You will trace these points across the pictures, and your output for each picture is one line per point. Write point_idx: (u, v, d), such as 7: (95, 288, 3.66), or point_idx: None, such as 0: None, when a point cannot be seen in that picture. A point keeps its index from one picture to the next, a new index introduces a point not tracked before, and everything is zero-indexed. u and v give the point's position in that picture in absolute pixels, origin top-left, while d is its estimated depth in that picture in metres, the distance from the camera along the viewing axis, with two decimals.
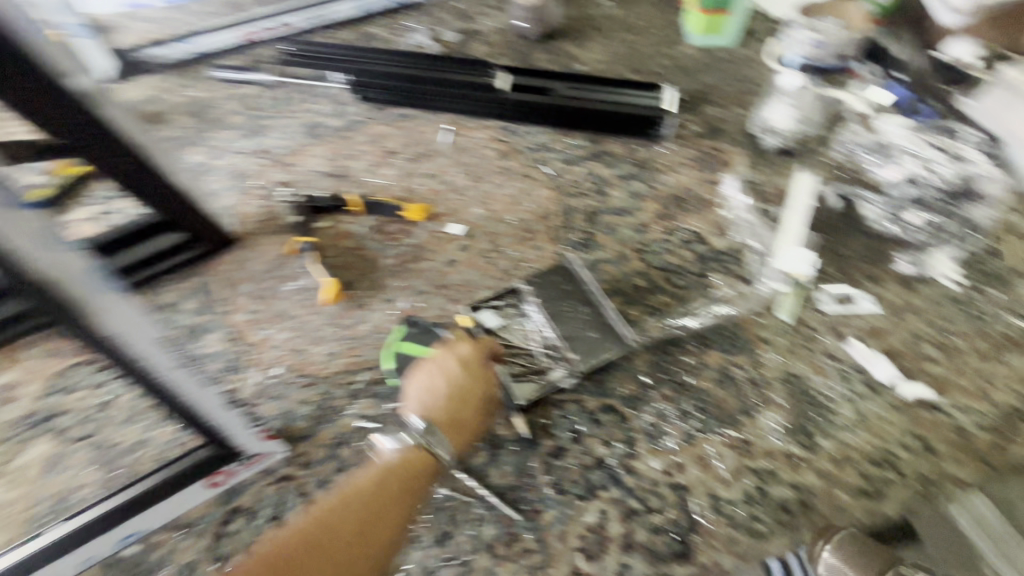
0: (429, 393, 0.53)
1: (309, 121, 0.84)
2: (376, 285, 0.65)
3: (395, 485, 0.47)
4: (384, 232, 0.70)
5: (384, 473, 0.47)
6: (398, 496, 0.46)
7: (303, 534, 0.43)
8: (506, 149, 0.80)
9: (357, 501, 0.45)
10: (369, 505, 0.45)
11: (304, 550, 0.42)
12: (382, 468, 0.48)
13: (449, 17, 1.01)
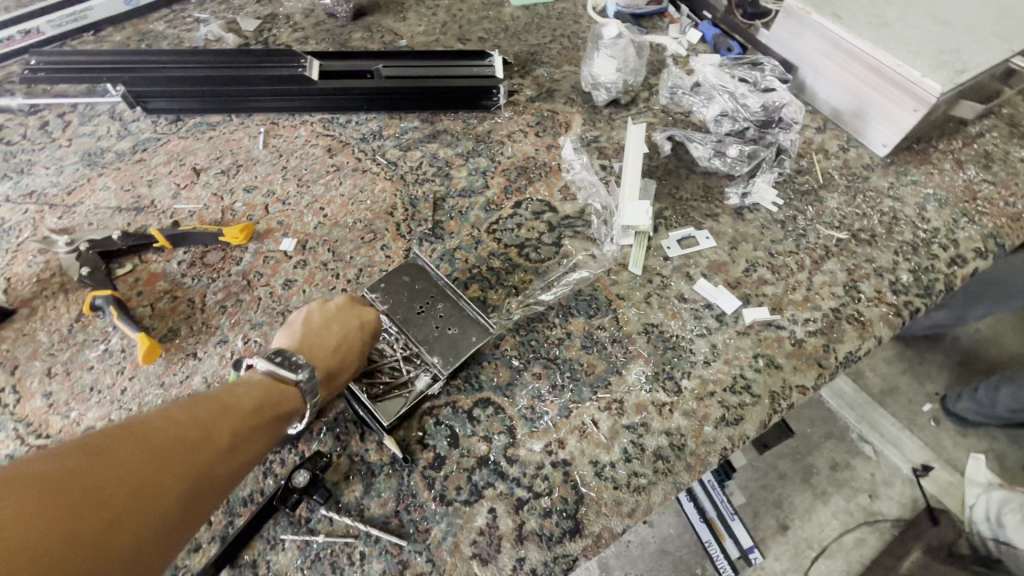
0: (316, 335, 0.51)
1: (86, 148, 0.71)
2: (204, 327, 0.57)
3: (274, 403, 0.45)
4: (204, 264, 0.61)
5: (237, 439, 0.42)
6: (274, 414, 0.45)
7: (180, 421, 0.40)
8: (334, 144, 0.73)
9: (198, 460, 0.39)
10: (206, 472, 0.39)
11: (113, 486, 0.35)
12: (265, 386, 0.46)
13: (244, 2, 0.89)
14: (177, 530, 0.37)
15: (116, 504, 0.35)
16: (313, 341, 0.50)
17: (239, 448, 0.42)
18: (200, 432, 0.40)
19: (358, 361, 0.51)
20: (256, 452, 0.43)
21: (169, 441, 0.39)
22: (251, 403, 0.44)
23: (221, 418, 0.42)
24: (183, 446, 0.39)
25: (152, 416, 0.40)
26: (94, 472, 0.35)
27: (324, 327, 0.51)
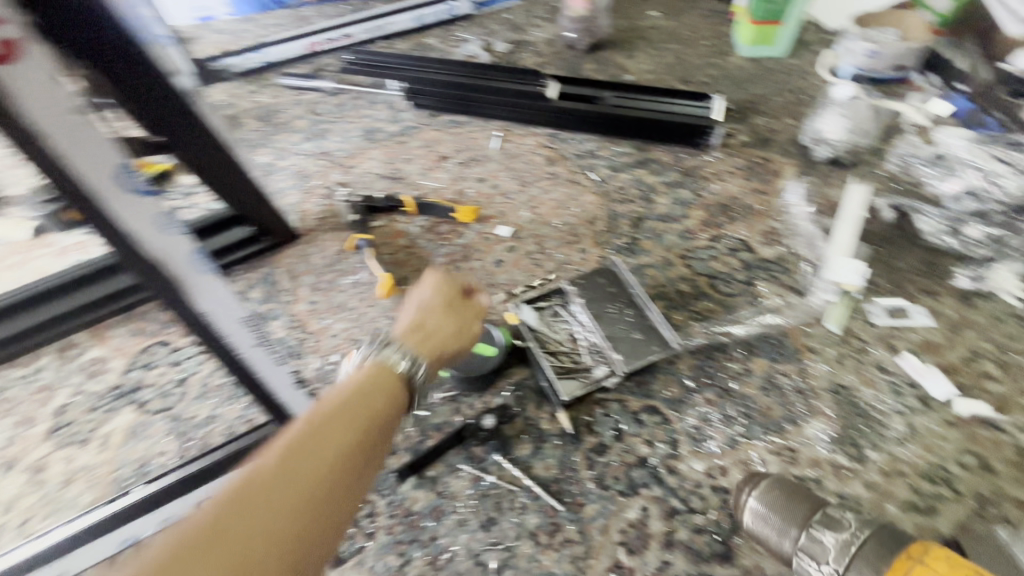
0: (419, 324, 0.52)
1: (367, 126, 0.89)
2: (427, 281, 0.68)
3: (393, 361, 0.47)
4: (435, 232, 0.73)
5: (374, 387, 0.44)
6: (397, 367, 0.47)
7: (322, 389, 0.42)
8: (554, 155, 0.82)
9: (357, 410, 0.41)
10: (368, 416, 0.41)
11: (301, 446, 0.37)
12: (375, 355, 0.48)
13: (500, 29, 1.05)
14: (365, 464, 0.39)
15: (317, 451, 0.37)
16: (418, 330, 0.52)
17: (392, 377, 0.44)
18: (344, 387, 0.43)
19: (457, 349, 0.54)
20: (402, 394, 0.45)
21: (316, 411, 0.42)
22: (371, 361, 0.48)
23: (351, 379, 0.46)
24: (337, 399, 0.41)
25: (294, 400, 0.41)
26: (282, 442, 0.37)
27: (421, 317, 0.53)
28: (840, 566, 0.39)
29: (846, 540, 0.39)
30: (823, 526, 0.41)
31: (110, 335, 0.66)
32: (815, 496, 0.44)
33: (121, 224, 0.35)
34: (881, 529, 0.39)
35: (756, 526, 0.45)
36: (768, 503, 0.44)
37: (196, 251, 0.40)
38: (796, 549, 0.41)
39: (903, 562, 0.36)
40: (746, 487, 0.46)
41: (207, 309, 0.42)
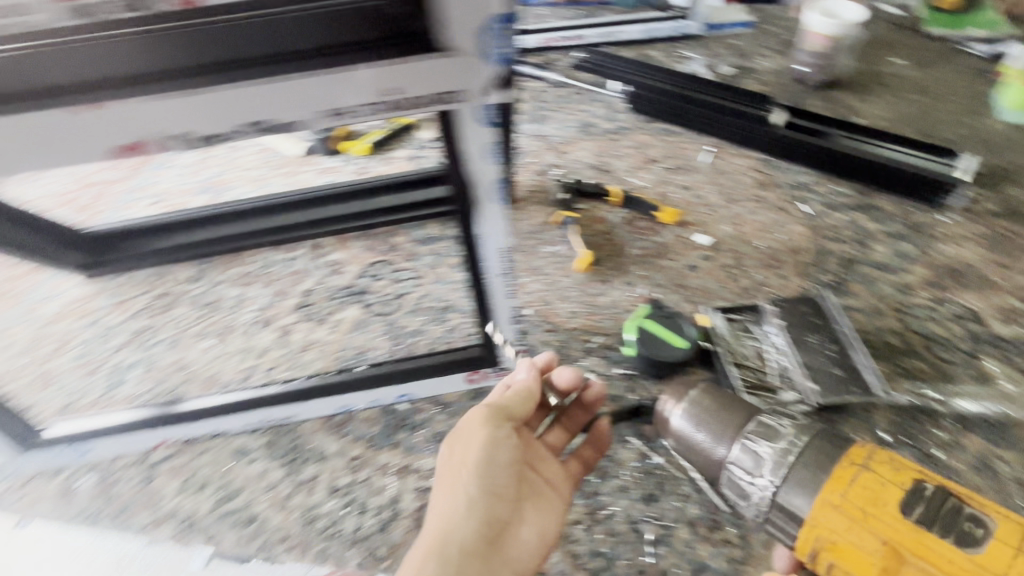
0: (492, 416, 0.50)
1: (583, 119, 0.96)
2: (620, 267, 0.72)
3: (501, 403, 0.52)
4: (634, 225, 0.77)
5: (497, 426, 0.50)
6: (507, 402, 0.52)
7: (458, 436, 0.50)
8: (764, 181, 0.82)
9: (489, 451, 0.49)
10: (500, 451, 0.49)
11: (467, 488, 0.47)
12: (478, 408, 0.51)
13: (726, 52, 1.07)
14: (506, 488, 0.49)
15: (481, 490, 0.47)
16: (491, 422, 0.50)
17: (501, 411, 0.49)
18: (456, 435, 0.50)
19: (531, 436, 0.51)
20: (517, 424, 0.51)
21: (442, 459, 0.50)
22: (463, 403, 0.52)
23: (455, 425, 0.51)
24: (458, 452, 0.48)
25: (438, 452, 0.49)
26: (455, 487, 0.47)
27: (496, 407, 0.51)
28: (777, 479, 0.44)
29: (781, 451, 0.45)
30: (764, 440, 0.46)
31: (349, 245, 0.80)
32: (739, 407, 0.49)
33: (460, 141, 0.41)
34: (814, 441, 0.44)
35: (688, 432, 0.50)
36: (695, 413, 0.50)
37: (498, 182, 0.44)
38: (729, 459, 0.47)
39: (849, 472, 0.42)
40: (668, 398, 0.52)
41: (485, 229, 0.47)
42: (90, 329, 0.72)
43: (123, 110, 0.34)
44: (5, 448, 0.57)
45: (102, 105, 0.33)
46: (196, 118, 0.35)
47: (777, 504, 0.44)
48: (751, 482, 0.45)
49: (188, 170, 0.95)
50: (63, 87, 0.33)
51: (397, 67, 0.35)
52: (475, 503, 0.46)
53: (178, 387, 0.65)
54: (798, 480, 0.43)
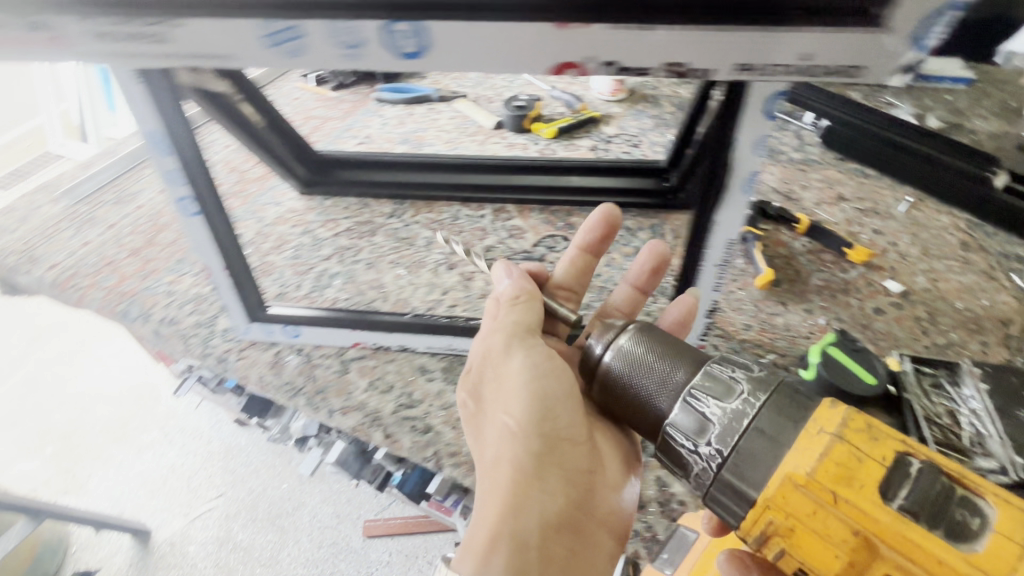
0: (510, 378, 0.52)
1: (770, 144, 0.95)
2: (800, 294, 0.72)
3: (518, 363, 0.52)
4: (818, 256, 0.76)
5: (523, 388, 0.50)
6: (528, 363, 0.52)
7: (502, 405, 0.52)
8: (970, 243, 0.77)
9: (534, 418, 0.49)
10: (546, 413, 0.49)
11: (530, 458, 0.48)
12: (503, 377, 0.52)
13: (936, 105, 1.01)
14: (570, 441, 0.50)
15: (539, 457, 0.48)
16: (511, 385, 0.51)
17: (536, 363, 0.52)
18: (498, 399, 0.51)
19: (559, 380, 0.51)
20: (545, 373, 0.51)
21: (488, 422, 0.53)
22: (489, 363, 0.54)
23: (489, 386, 0.53)
24: (506, 416, 0.50)
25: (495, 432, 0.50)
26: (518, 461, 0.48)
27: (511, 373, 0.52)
28: (725, 448, 0.37)
29: (731, 416, 0.38)
30: (713, 398, 0.39)
31: (530, 216, 0.85)
32: (687, 354, 0.44)
33: (732, 130, 0.44)
34: (771, 401, 0.38)
35: (631, 380, 0.44)
36: (628, 357, 0.45)
37: (752, 176, 0.46)
38: (671, 420, 0.41)
39: (816, 438, 0.34)
40: (610, 338, 0.47)
41: (720, 218, 0.50)
42: (303, 237, 0.83)
43: (601, 34, 0.33)
44: (238, 314, 0.67)
45: (569, 24, 0.33)
46: (649, 56, 0.34)
47: (722, 479, 0.37)
48: (694, 450, 0.39)
49: (392, 122, 1.06)
50: (548, 4, 0.33)
51: (840, 35, 0.32)
52: (543, 466, 0.48)
53: (374, 302, 0.73)
54: (750, 449, 0.36)
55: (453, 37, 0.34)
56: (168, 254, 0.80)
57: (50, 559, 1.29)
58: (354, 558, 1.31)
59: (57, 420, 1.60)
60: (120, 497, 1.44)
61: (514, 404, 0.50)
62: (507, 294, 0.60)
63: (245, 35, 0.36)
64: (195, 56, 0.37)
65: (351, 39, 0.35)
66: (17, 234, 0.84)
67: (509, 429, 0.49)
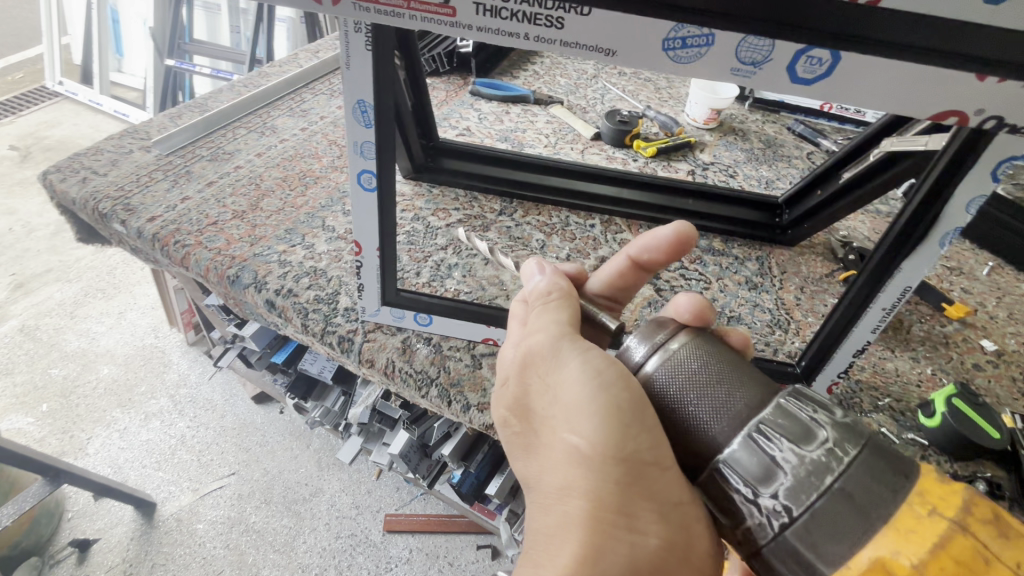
0: (567, 387, 0.40)
1: None
2: (904, 342, 0.75)
3: (578, 368, 0.41)
4: (918, 308, 0.80)
5: (583, 403, 0.39)
6: (592, 370, 0.40)
7: (558, 420, 0.41)
8: None
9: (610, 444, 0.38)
10: (627, 437, 0.38)
11: (612, 494, 0.39)
12: (560, 384, 0.41)
13: None
14: (659, 471, 0.39)
15: (619, 492, 0.39)
16: (572, 399, 0.40)
17: (598, 371, 0.40)
18: (559, 418, 0.41)
19: (630, 391, 0.39)
20: (615, 382, 0.39)
21: (545, 436, 0.42)
22: (538, 371, 0.43)
23: (542, 399, 0.43)
24: (573, 437, 0.39)
25: (560, 456, 0.40)
26: (596, 497, 0.39)
27: (568, 380, 0.41)
28: (795, 507, 0.33)
29: (811, 470, 0.33)
30: (789, 442, 0.34)
31: (637, 232, 0.86)
32: (752, 383, 0.38)
33: (952, 188, 0.46)
34: (864, 457, 0.33)
35: (680, 405, 0.39)
36: (683, 371, 0.40)
37: (956, 229, 0.49)
38: (728, 455, 0.36)
39: (923, 523, 0.30)
40: (657, 342, 0.42)
41: (912, 267, 0.52)
42: (416, 224, 0.81)
43: (1011, 90, 0.33)
44: (371, 296, 0.64)
45: (989, 77, 0.33)
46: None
47: (786, 539, 0.33)
48: (755, 499, 0.34)
49: (490, 118, 1.05)
50: (970, 54, 0.33)
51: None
52: (625, 502, 0.39)
53: (496, 298, 0.72)
54: (832, 516, 0.32)
55: (859, 74, 0.34)
56: (276, 222, 0.77)
57: (45, 525, 1.23)
58: (372, 552, 1.26)
59: (55, 376, 1.50)
60: (123, 465, 1.36)
61: (581, 424, 0.39)
62: (537, 291, 0.49)
63: (645, 36, 0.35)
64: (581, 45, 0.37)
65: (756, 55, 0.35)
66: (108, 178, 0.79)
67: (577, 454, 0.39)
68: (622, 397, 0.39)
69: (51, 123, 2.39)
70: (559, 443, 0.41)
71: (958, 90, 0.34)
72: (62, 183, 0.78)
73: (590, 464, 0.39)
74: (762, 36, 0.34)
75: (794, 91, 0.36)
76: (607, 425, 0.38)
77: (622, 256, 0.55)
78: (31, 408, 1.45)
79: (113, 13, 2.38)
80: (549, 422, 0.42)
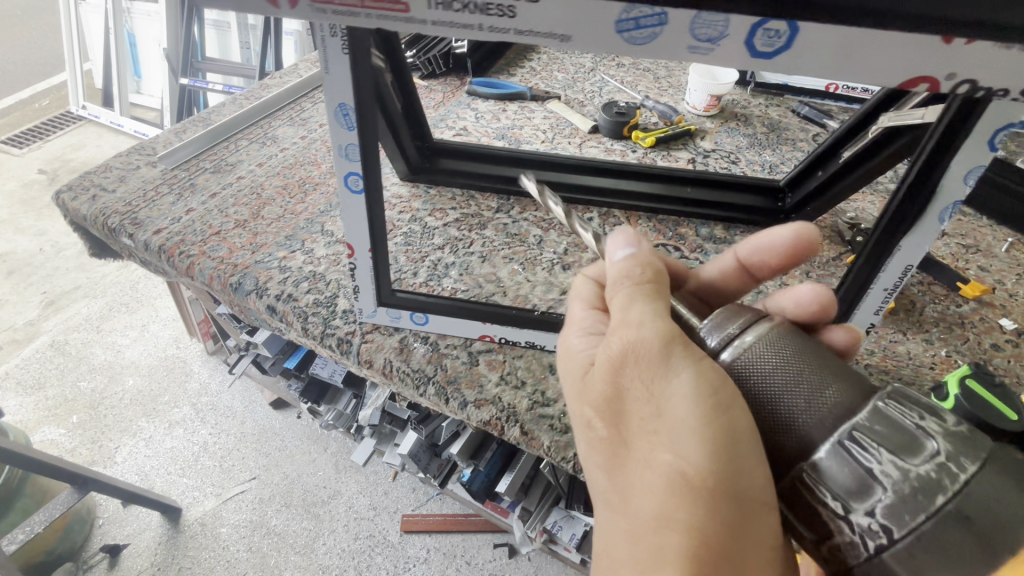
0: (671, 403, 0.38)
1: None
2: (918, 324, 0.72)
3: (689, 384, 0.38)
4: (932, 288, 0.77)
5: (695, 424, 0.36)
6: (704, 392, 0.37)
7: (659, 437, 0.38)
8: None
9: (723, 476, 0.36)
10: (739, 470, 0.36)
11: (718, 533, 0.36)
12: (665, 399, 0.38)
13: None
14: (764, 514, 0.36)
15: (726, 531, 0.36)
16: (681, 415, 0.37)
17: (710, 390, 0.37)
18: (662, 437, 0.38)
19: (739, 417, 0.37)
20: (731, 409, 0.37)
21: (641, 452, 0.39)
22: (636, 373, 0.40)
23: (638, 409, 0.39)
24: (679, 459, 0.36)
25: (661, 479, 0.37)
26: (703, 535, 0.35)
27: (671, 393, 0.38)
28: (899, 526, 0.32)
29: (917, 486, 0.32)
30: (889, 453, 0.33)
31: (637, 223, 0.85)
32: (842, 377, 0.38)
33: (948, 161, 0.45)
34: (979, 474, 0.32)
35: (770, 401, 0.38)
36: (760, 365, 0.40)
37: (954, 203, 0.47)
38: (815, 464, 0.35)
39: None
40: (728, 335, 0.42)
41: (912, 245, 0.50)
42: (413, 224, 0.82)
43: (981, 51, 0.32)
44: (368, 297, 0.65)
45: (955, 39, 0.32)
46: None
47: (882, 562, 0.32)
48: (847, 514, 0.34)
49: (486, 117, 1.05)
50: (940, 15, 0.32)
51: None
52: (729, 546, 0.35)
53: (493, 295, 0.73)
54: (939, 539, 0.31)
55: (816, 44, 0.33)
56: (276, 229, 0.78)
57: (77, 531, 1.28)
58: (391, 553, 1.28)
59: (84, 389, 1.56)
60: (149, 472, 1.40)
61: (688, 446, 0.36)
62: (624, 274, 0.45)
63: (601, 18, 0.35)
64: (534, 32, 0.36)
65: (712, 31, 0.34)
66: (116, 195, 0.81)
67: (682, 480, 0.36)
68: (733, 426, 0.37)
69: (77, 146, 2.48)
70: (659, 463, 0.37)
71: (917, 55, 0.33)
72: (74, 202, 0.81)
73: (699, 496, 0.36)
74: (715, 11, 0.33)
75: (749, 63, 0.35)
76: (718, 449, 0.36)
77: (729, 255, 0.54)
78: (62, 420, 1.51)
79: (130, 37, 2.45)
80: (643, 434, 0.39)
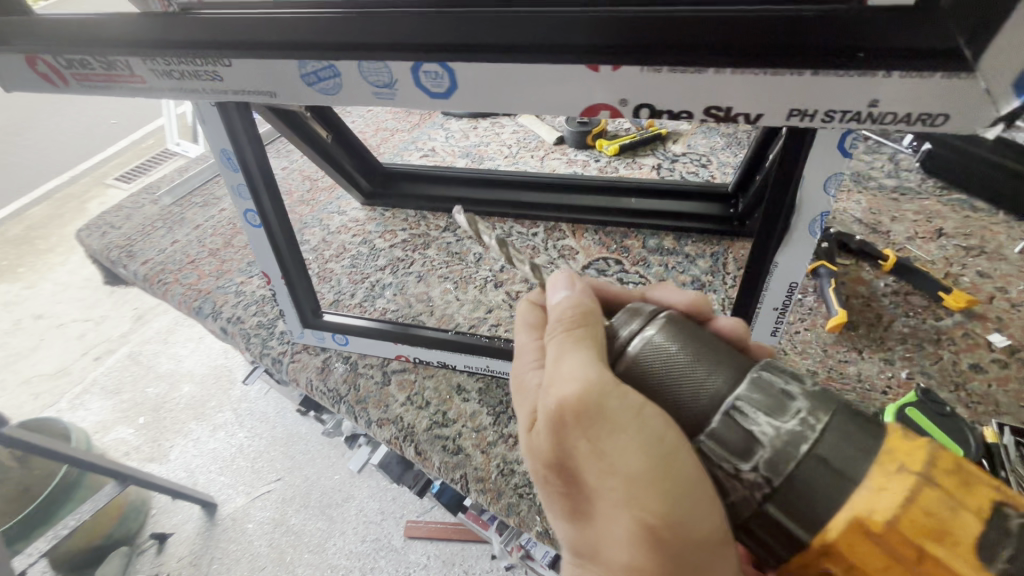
0: (622, 464, 0.32)
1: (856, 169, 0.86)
2: (880, 341, 0.64)
3: (634, 442, 0.31)
4: (908, 299, 0.68)
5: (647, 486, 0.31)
6: (649, 447, 0.31)
7: (613, 498, 0.32)
8: None
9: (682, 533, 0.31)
10: (698, 523, 0.31)
11: None
12: (615, 461, 0.32)
13: None
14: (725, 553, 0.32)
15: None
16: (632, 473, 0.31)
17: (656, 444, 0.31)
18: (619, 498, 0.32)
19: (685, 464, 0.31)
20: (677, 457, 0.31)
21: (601, 507, 0.34)
22: (581, 433, 0.32)
23: (590, 471, 0.33)
24: (639, 523, 0.32)
25: (625, 540, 0.33)
26: None
27: (622, 453, 0.31)
28: (776, 477, 0.29)
29: (787, 440, 0.30)
30: (763, 415, 0.31)
31: (582, 236, 0.83)
32: (730, 354, 0.35)
33: (800, 173, 0.40)
34: (836, 423, 0.30)
35: (668, 387, 0.34)
36: (660, 358, 0.34)
37: (822, 214, 0.42)
38: (708, 433, 0.32)
39: (890, 480, 0.28)
40: (632, 329, 0.36)
41: (788, 260, 0.46)
42: (362, 247, 0.86)
43: (633, 76, 0.34)
44: (293, 321, 0.69)
45: (601, 66, 0.35)
46: (697, 99, 0.34)
47: (767, 510, 0.30)
48: (735, 474, 0.31)
49: (456, 136, 1.08)
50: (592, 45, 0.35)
51: (907, 80, 0.31)
52: None
53: (420, 315, 0.75)
54: (813, 487, 0.29)
55: (471, 79, 0.38)
56: (241, 257, 0.86)
57: (133, 519, 1.46)
58: (394, 556, 1.34)
59: (151, 394, 1.79)
60: (195, 470, 1.58)
61: (647, 506, 0.31)
62: (558, 319, 0.37)
63: (287, 74, 0.41)
64: (247, 92, 0.43)
65: (381, 79, 0.40)
66: (121, 231, 0.94)
67: (647, 539, 0.32)
68: (685, 479, 0.31)
69: None
70: (620, 524, 0.32)
71: (558, 83, 0.36)
72: (88, 238, 0.94)
73: (663, 552, 0.32)
74: (374, 62, 0.39)
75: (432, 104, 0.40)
76: (677, 508, 0.31)
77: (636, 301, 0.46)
78: (132, 421, 1.73)
79: None
80: (599, 491, 0.33)
